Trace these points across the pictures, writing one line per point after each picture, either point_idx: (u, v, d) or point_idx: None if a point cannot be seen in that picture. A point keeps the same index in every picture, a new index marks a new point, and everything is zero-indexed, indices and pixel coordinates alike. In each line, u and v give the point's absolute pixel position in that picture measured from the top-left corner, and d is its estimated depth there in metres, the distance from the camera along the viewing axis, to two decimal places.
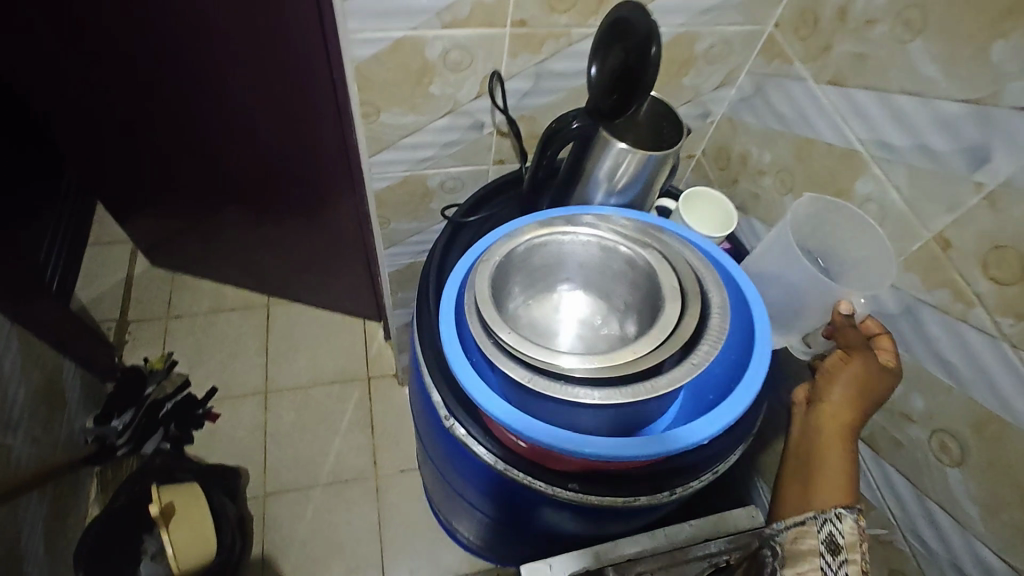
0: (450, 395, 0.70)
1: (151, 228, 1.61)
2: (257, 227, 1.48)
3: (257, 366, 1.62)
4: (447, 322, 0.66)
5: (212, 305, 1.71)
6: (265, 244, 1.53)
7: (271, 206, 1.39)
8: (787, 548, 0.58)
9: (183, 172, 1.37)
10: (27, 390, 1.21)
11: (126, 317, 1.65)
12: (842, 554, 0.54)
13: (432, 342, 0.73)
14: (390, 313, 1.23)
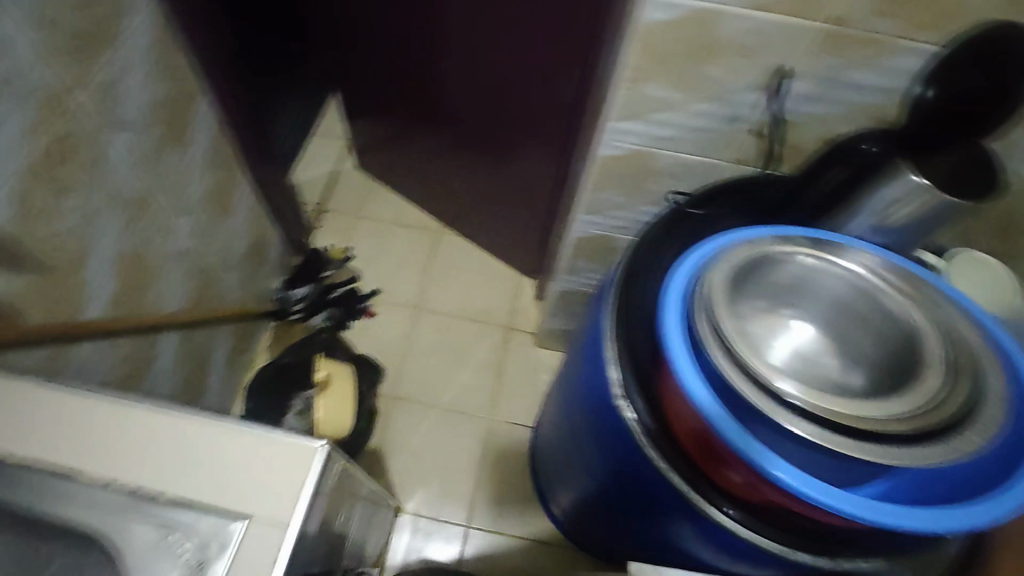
0: (629, 374, 0.74)
1: (368, 131, 1.75)
2: (460, 157, 1.56)
3: (416, 283, 1.73)
4: (671, 305, 0.67)
5: (394, 215, 1.83)
6: (461, 174, 1.61)
7: (481, 144, 1.45)
8: None
9: (417, 88, 1.46)
10: (246, 241, 1.41)
11: (324, 204, 1.83)
12: None
13: (627, 319, 0.77)
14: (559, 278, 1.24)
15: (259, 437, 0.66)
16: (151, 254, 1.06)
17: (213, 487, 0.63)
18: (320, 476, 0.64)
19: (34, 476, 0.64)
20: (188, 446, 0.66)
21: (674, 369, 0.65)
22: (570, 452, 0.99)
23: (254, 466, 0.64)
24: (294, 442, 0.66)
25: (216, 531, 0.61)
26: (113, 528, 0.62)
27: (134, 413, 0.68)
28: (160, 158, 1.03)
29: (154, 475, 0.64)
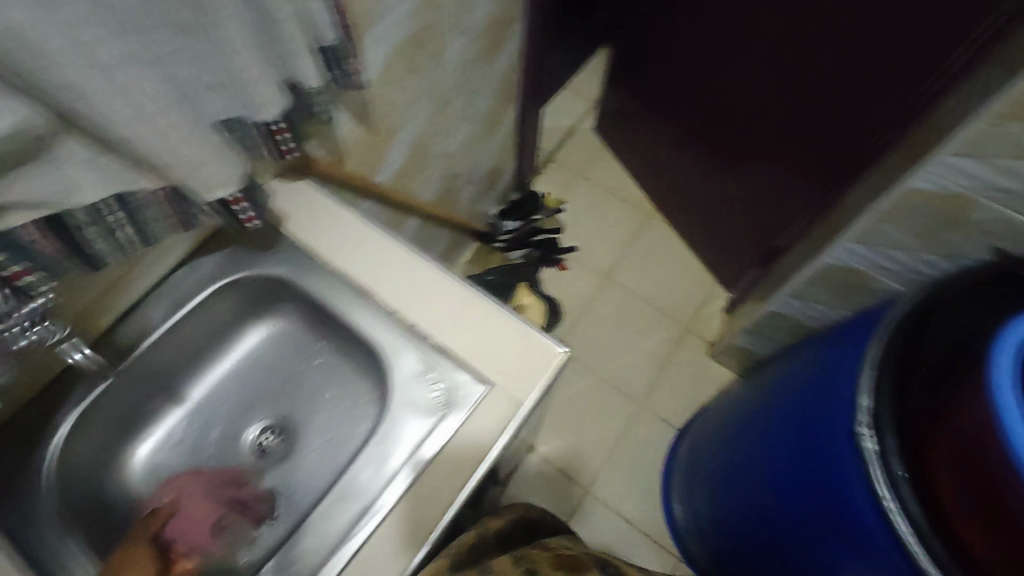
0: (887, 402, 0.71)
1: (619, 99, 1.77)
2: (706, 153, 1.52)
3: (613, 253, 1.77)
4: (1012, 341, 0.69)
5: (613, 184, 1.87)
6: (699, 169, 1.58)
7: (732, 145, 1.42)
8: None
9: (689, 73, 1.43)
10: (489, 163, 1.53)
11: (554, 153, 1.91)
12: None
13: (907, 350, 0.74)
14: (777, 295, 1.23)
15: (518, 326, 0.74)
16: (434, 149, 1.20)
17: (469, 347, 0.73)
18: (555, 377, 0.72)
19: (334, 289, 0.77)
20: (456, 306, 0.75)
21: (988, 395, 0.66)
22: (746, 469, 0.96)
23: (504, 345, 0.73)
24: (542, 339, 0.73)
25: (459, 382, 0.71)
26: (387, 347, 0.74)
27: (420, 263, 0.77)
28: (472, 69, 1.15)
29: (425, 318, 0.75)
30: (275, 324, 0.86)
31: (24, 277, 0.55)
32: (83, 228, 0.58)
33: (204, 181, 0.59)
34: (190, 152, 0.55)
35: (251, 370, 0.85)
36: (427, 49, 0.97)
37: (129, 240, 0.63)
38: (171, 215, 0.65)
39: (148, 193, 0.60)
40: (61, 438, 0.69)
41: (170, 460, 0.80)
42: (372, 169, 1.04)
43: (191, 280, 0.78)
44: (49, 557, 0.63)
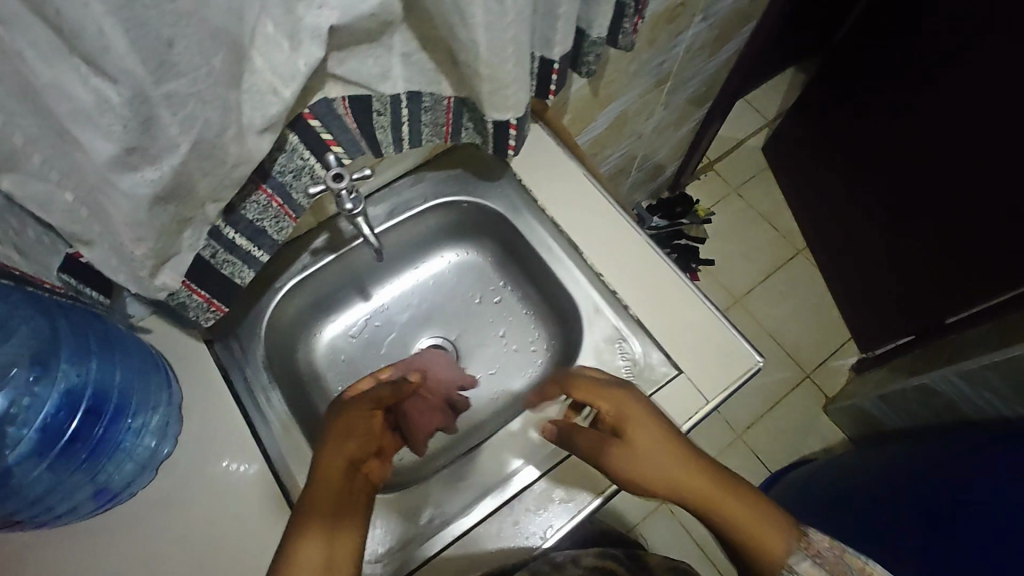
0: None
1: (800, 127, 1.67)
2: (893, 207, 1.42)
3: (748, 279, 1.71)
4: None
5: (768, 210, 1.79)
6: (877, 221, 1.48)
7: (922, 203, 1.33)
8: None
9: (902, 120, 1.33)
10: (660, 156, 1.50)
11: (716, 162, 1.85)
12: None
13: None
14: (943, 370, 1.15)
15: (720, 323, 0.72)
16: (628, 127, 1.19)
17: (668, 330, 0.72)
18: (744, 383, 0.70)
19: (542, 237, 0.78)
20: (662, 287, 0.74)
21: None
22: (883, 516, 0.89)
23: (702, 337, 0.72)
24: (739, 344, 0.71)
25: (653, 360, 0.71)
26: (586, 307, 0.74)
27: (633, 236, 0.77)
28: (695, 57, 1.12)
29: (629, 289, 0.74)
30: (467, 252, 0.88)
31: (330, 147, 0.59)
32: (377, 116, 0.61)
33: (507, 100, 0.59)
34: (508, 72, 0.56)
35: (433, 289, 0.87)
36: (676, 27, 0.95)
37: (404, 138, 0.65)
38: (444, 127, 0.67)
39: (439, 99, 0.63)
40: (278, 300, 0.74)
41: (351, 351, 0.83)
42: (578, 132, 1.04)
43: (414, 191, 0.80)
44: (257, 403, 0.68)
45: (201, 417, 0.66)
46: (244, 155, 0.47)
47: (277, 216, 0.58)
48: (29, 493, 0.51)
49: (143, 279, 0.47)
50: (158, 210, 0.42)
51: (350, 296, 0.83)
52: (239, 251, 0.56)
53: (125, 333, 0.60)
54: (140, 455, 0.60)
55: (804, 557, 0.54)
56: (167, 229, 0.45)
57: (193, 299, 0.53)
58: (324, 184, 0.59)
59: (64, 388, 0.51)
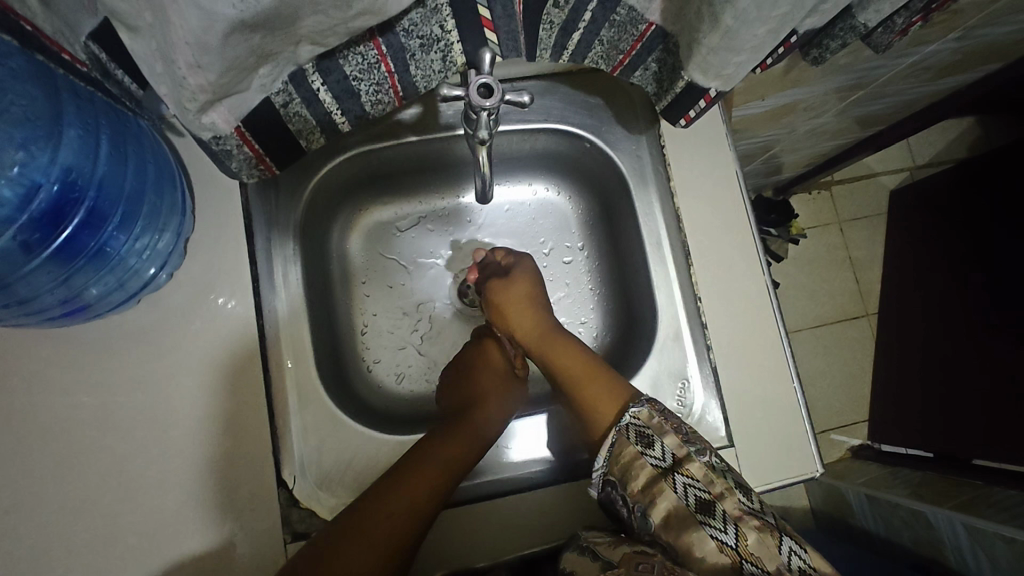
0: None
1: (935, 194, 1.44)
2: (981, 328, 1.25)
3: (802, 318, 1.59)
4: None
5: (860, 259, 1.62)
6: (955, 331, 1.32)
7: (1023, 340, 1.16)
8: (616, 472, 0.51)
9: None
10: (789, 159, 1.31)
11: (836, 185, 1.64)
12: (650, 445, 0.51)
13: None
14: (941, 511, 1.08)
15: (798, 413, 0.60)
16: (786, 120, 1.00)
17: (739, 397, 0.60)
18: (791, 485, 0.59)
19: (652, 225, 0.64)
20: (758, 345, 0.61)
21: None
22: None
23: (771, 421, 0.60)
24: (808, 447, 0.59)
25: (714, 425, 0.60)
26: (665, 330, 0.62)
27: (756, 272, 0.62)
28: (909, 77, 0.91)
29: (721, 334, 0.61)
30: (558, 193, 0.74)
31: (484, 30, 0.43)
32: (552, 6, 0.44)
33: (723, 68, 0.44)
34: (753, 36, 0.40)
35: (505, 219, 0.74)
36: (925, 39, 0.75)
37: (568, 49, 0.49)
38: (622, 56, 0.50)
39: (637, 20, 0.45)
40: (330, 168, 0.61)
41: (390, 244, 0.72)
42: (738, 107, 0.86)
43: (537, 105, 0.65)
44: (271, 267, 0.57)
45: (206, 260, 0.55)
46: (379, 7, 0.33)
47: (379, 83, 0.44)
48: (2, 274, 0.45)
49: (187, 109, 0.35)
50: (237, 40, 0.30)
51: (415, 186, 0.71)
52: (318, 107, 0.43)
53: (149, 137, 0.52)
54: (124, 274, 0.51)
55: (642, 407, 0.53)
56: (240, 60, 0.32)
57: (242, 150, 0.42)
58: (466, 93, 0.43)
59: (65, 172, 0.45)
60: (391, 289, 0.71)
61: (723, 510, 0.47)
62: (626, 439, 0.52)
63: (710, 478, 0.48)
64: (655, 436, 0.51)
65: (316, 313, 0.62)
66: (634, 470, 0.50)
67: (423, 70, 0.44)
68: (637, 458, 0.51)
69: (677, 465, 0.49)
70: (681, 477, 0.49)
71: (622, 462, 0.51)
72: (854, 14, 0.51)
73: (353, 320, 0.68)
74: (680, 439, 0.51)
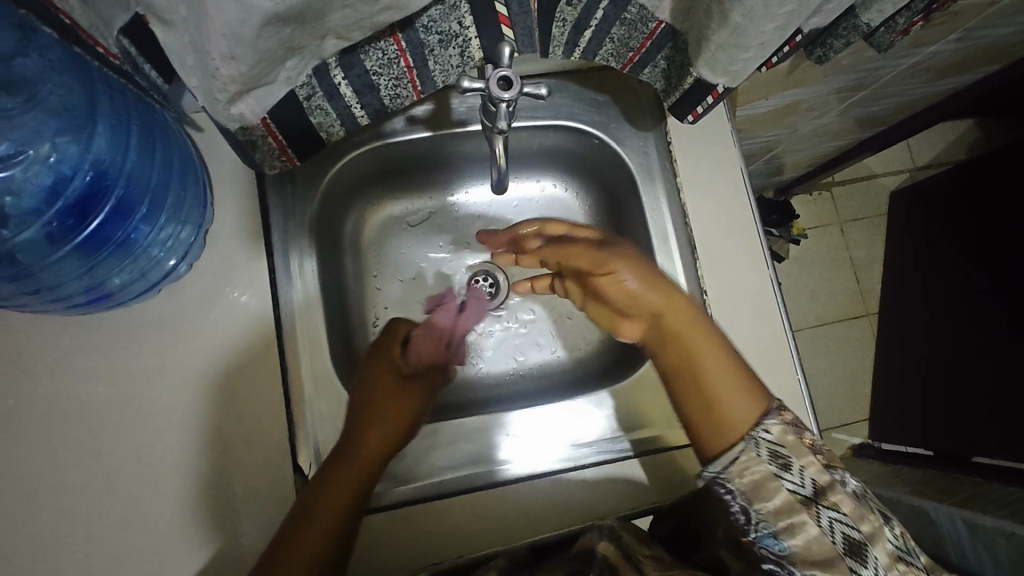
0: None
1: (936, 195, 1.46)
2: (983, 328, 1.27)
3: (803, 318, 1.60)
4: None
5: (860, 259, 1.63)
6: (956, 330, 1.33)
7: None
8: (746, 490, 0.48)
9: None
10: (791, 159, 1.33)
11: (837, 186, 1.65)
12: (789, 465, 0.48)
13: None
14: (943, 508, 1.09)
15: (803, 405, 0.61)
16: (789, 120, 1.02)
17: None
18: None
19: (659, 219, 0.65)
20: (763, 338, 0.62)
21: None
22: None
23: None
24: (813, 438, 0.61)
25: None
26: None
27: (761, 266, 0.64)
28: (911, 77, 0.93)
29: (727, 327, 0.62)
30: (566, 189, 0.75)
31: (499, 24, 0.44)
32: (565, 4, 0.46)
33: (731, 65, 0.45)
34: (762, 33, 0.42)
35: (514, 214, 0.76)
36: (926, 40, 0.76)
37: (579, 46, 0.50)
38: (631, 53, 0.51)
39: (648, 18, 0.47)
40: (344, 163, 0.62)
41: (401, 238, 0.73)
42: (741, 106, 0.87)
43: (546, 101, 0.66)
44: (287, 258, 0.59)
45: (225, 251, 0.57)
46: (402, 3, 0.34)
47: (398, 78, 0.45)
48: (29, 263, 0.47)
49: (217, 100, 0.36)
50: (271, 32, 0.31)
51: (425, 181, 0.72)
52: (338, 101, 0.45)
53: (175, 132, 0.53)
54: (146, 265, 0.53)
55: (776, 420, 0.50)
56: (271, 53, 0.33)
57: (266, 142, 0.44)
58: (484, 84, 0.45)
59: (96, 168, 0.47)
60: (402, 283, 0.72)
61: (875, 553, 0.43)
62: (756, 452, 0.49)
63: (861, 513, 0.45)
64: (792, 456, 0.48)
65: (330, 304, 0.63)
66: (767, 488, 0.47)
67: (441, 65, 0.46)
68: (771, 476, 0.47)
69: (819, 494, 0.46)
70: (825, 510, 0.45)
71: (747, 470, 0.49)
72: (857, 14, 0.52)
73: (365, 312, 0.70)
74: (823, 465, 0.48)
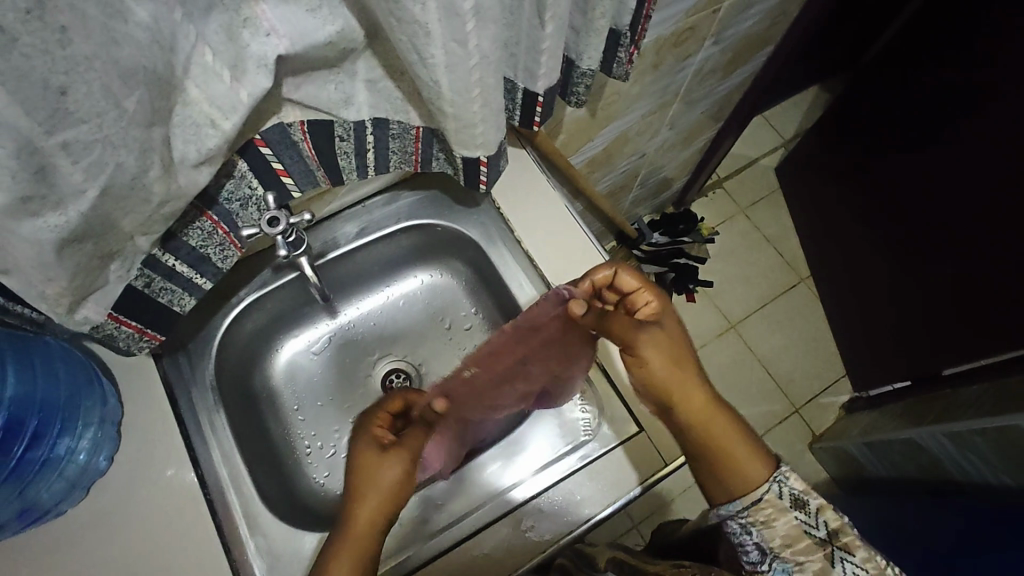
0: None
1: (816, 154, 1.61)
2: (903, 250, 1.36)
3: (747, 304, 1.67)
4: None
5: (773, 235, 1.74)
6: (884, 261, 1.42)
7: (938, 246, 1.25)
8: (761, 525, 0.60)
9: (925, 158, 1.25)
10: (664, 172, 1.46)
11: (726, 181, 1.79)
12: (799, 506, 0.59)
13: None
14: (950, 429, 1.07)
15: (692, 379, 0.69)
16: (629, 147, 1.15)
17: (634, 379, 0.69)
18: None
19: (515, 269, 0.74)
20: None
21: None
22: None
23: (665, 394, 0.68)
24: (711, 405, 0.68)
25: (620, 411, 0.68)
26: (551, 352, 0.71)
27: None
28: (704, 79, 1.08)
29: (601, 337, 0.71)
30: (438, 275, 0.84)
31: (279, 177, 0.57)
32: (339, 141, 0.57)
33: (475, 139, 0.55)
34: (478, 117, 0.53)
35: (403, 310, 0.84)
36: (683, 51, 0.92)
37: (369, 165, 0.62)
38: (413, 155, 0.63)
39: (406, 128, 0.59)
40: (231, 321, 0.71)
41: (309, 367, 0.81)
42: (573, 152, 1.01)
43: (387, 211, 0.77)
44: (198, 423, 0.66)
45: (143, 433, 0.64)
46: (174, 193, 0.44)
47: (222, 245, 0.57)
48: None
49: (62, 314, 0.46)
50: (73, 254, 0.41)
51: (316, 311, 0.81)
52: (179, 278, 0.55)
53: (49, 347, 0.57)
54: (49, 472, 0.55)
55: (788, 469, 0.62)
56: (86, 267, 0.43)
57: (123, 330, 0.54)
58: (258, 227, 0.56)
59: None
60: (322, 407, 0.79)
61: None
62: (778, 496, 0.60)
63: (872, 561, 0.54)
64: (810, 504, 0.59)
65: (250, 449, 0.69)
66: (785, 526, 0.58)
67: (248, 223, 0.57)
68: (789, 518, 0.59)
69: (833, 535, 0.56)
70: (838, 551, 0.55)
71: (766, 514, 0.60)
72: (576, 63, 0.65)
73: (295, 446, 0.76)
74: (835, 514, 0.57)
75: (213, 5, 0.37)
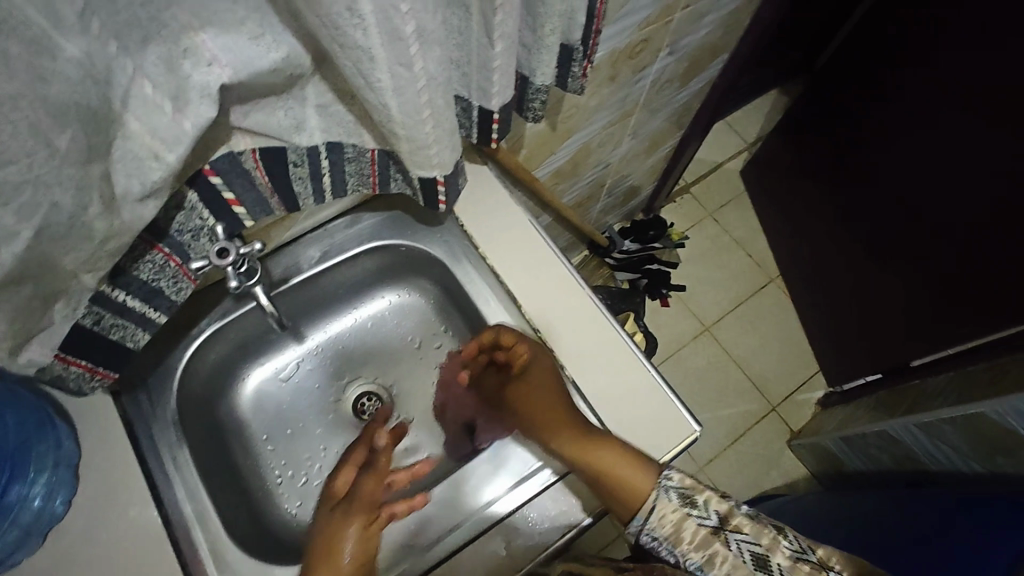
0: None
1: (778, 157, 1.65)
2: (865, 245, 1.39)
3: (719, 306, 1.69)
4: None
5: (742, 237, 1.77)
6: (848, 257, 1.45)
7: (898, 241, 1.29)
8: (666, 535, 0.58)
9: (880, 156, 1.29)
10: (631, 180, 1.48)
11: (693, 186, 1.82)
12: (692, 501, 0.59)
13: None
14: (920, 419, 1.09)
15: (661, 388, 0.69)
16: (593, 158, 1.17)
17: (604, 390, 0.69)
18: (681, 452, 0.67)
19: (481, 285, 0.74)
20: (601, 345, 0.71)
21: None
22: None
23: (635, 403, 0.68)
24: (680, 412, 0.68)
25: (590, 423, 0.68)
26: None
27: (575, 288, 0.73)
28: (663, 89, 1.10)
29: (569, 349, 0.71)
30: (405, 296, 0.84)
31: (232, 206, 0.56)
32: (293, 167, 0.57)
33: (431, 159, 0.55)
34: (431, 137, 0.53)
35: (372, 332, 0.84)
36: (639, 63, 0.93)
37: (326, 190, 0.61)
38: (371, 177, 0.62)
39: (361, 151, 0.58)
40: (193, 352, 0.69)
41: (277, 395, 0.79)
42: (537, 165, 1.02)
43: (349, 233, 0.76)
44: (161, 459, 0.64)
45: (102, 475, 0.62)
46: (119, 228, 0.44)
47: (174, 276, 0.56)
48: None
49: (4, 357, 0.44)
50: (11, 296, 0.39)
51: (282, 338, 0.79)
52: (131, 313, 0.54)
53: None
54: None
55: (672, 470, 0.61)
56: (27, 308, 0.42)
57: (73, 370, 0.52)
58: (208, 259, 0.56)
59: None
60: (291, 435, 0.78)
61: (778, 563, 0.54)
62: (667, 501, 0.58)
63: (758, 530, 0.56)
64: (697, 496, 0.59)
65: (217, 483, 0.67)
66: (684, 529, 0.57)
67: (200, 253, 0.57)
68: (685, 517, 0.58)
69: (724, 520, 0.57)
70: (734, 534, 0.56)
71: (667, 521, 0.58)
72: (530, 79, 0.66)
73: (264, 477, 0.74)
74: (720, 498, 0.59)
75: (149, 37, 0.37)
